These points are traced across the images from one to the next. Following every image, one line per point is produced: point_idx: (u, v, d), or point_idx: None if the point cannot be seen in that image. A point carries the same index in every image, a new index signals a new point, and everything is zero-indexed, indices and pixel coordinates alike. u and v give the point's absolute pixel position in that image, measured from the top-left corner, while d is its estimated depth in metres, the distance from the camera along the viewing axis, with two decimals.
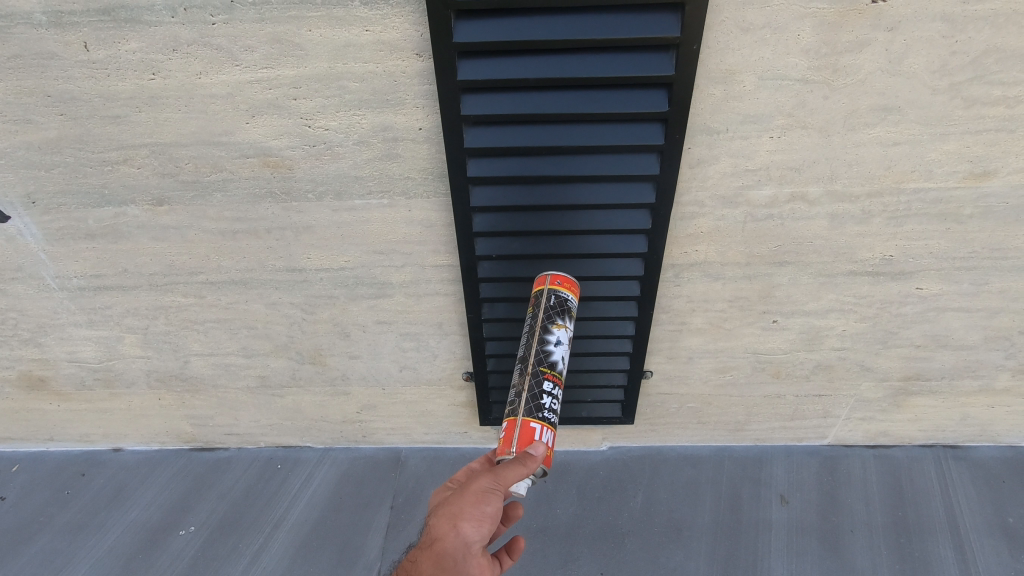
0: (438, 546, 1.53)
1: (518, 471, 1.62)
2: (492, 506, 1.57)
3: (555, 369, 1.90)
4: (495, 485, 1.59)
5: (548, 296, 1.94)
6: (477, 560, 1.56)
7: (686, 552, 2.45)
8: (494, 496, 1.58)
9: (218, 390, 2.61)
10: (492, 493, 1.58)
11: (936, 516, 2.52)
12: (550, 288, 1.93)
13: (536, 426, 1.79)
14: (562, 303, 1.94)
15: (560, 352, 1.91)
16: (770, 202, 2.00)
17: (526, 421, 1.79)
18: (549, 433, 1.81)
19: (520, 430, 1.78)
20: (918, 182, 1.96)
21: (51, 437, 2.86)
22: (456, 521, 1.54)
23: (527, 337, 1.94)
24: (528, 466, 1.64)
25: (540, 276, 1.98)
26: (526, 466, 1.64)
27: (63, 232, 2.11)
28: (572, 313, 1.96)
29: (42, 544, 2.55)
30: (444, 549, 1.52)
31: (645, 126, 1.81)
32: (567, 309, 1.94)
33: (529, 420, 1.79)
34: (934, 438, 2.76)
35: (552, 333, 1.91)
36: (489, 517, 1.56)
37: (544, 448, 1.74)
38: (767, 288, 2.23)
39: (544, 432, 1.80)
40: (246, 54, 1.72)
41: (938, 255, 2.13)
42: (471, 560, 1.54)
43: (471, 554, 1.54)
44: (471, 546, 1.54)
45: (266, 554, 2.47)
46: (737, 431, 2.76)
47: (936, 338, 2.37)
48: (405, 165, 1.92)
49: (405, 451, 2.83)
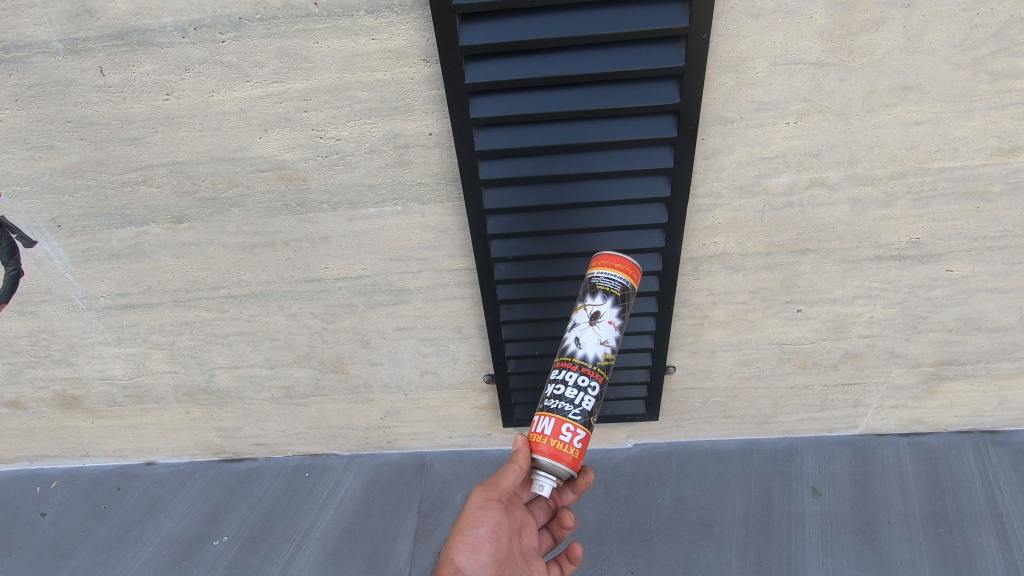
0: None
1: (509, 476, 1.67)
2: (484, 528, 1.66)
3: (565, 354, 1.83)
4: (484, 502, 1.67)
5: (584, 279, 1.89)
6: None
7: (717, 549, 2.41)
8: (487, 512, 1.67)
9: (245, 402, 2.65)
10: (483, 512, 1.67)
11: (977, 504, 2.44)
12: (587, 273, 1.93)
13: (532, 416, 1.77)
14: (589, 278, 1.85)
15: (574, 335, 1.83)
16: (789, 189, 1.96)
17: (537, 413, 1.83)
18: (548, 420, 1.72)
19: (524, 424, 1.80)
20: (943, 161, 1.90)
21: (87, 453, 2.93)
22: (451, 554, 1.65)
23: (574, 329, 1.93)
24: (515, 466, 1.67)
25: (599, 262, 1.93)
26: (517, 465, 1.68)
27: (89, 254, 2.16)
28: (605, 288, 1.80)
29: (83, 557, 2.61)
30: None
31: (657, 119, 1.78)
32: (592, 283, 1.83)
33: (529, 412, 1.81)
34: (971, 423, 2.68)
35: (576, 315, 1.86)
36: (483, 539, 1.66)
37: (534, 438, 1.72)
38: (790, 277, 2.19)
39: (542, 420, 1.73)
40: (256, 70, 1.74)
41: (967, 235, 2.07)
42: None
43: None
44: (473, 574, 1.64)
45: (297, 562, 2.50)
46: (765, 423, 2.71)
47: (969, 321, 2.30)
48: (417, 171, 1.92)
49: (430, 455, 2.84)
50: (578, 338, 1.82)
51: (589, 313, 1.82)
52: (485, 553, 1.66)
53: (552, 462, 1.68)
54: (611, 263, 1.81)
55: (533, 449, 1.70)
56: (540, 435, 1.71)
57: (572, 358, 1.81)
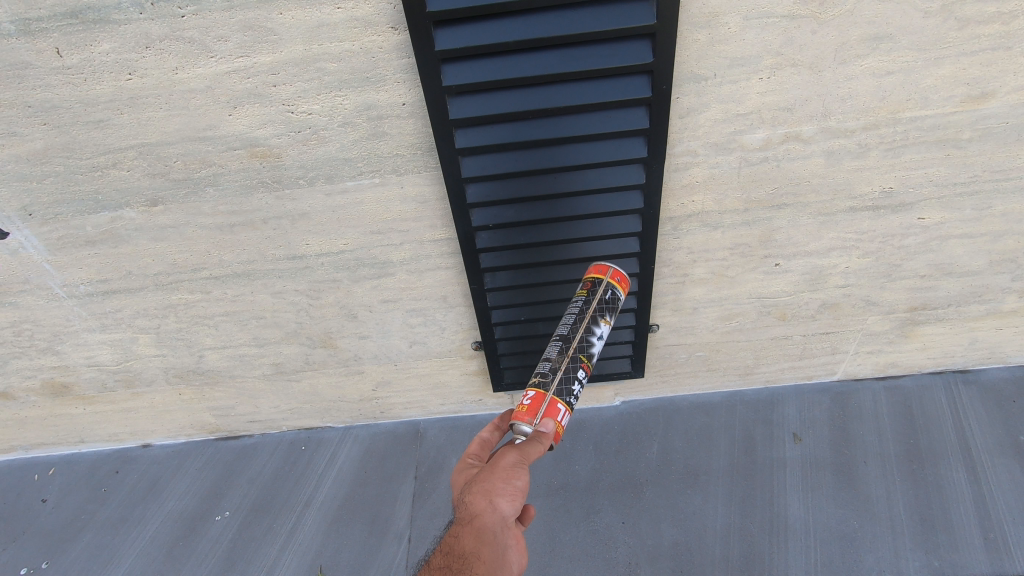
0: (477, 522, 1.53)
1: (540, 444, 1.66)
2: (522, 480, 1.59)
3: (591, 360, 1.93)
4: (521, 459, 1.61)
5: (604, 287, 1.99)
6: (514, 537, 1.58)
7: (704, 496, 2.51)
8: (522, 468, 1.60)
9: (236, 381, 2.67)
10: (520, 467, 1.60)
11: (948, 439, 2.56)
12: (608, 281, 1.99)
13: (562, 408, 1.76)
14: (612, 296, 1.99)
15: (599, 346, 1.96)
16: (764, 145, 1.97)
17: (555, 400, 1.76)
18: (568, 417, 1.80)
19: (544, 405, 1.74)
20: (915, 111, 1.92)
21: (82, 439, 2.96)
22: (490, 499, 1.54)
23: (574, 319, 1.96)
24: (546, 437, 1.68)
25: (603, 265, 2.04)
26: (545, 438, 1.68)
27: (64, 242, 2.13)
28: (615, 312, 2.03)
29: (87, 538, 2.66)
30: (485, 527, 1.52)
31: (631, 79, 1.77)
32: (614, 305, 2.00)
33: (558, 401, 1.76)
34: (943, 364, 2.79)
35: (601, 326, 1.96)
36: (520, 491, 1.58)
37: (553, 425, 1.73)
38: (767, 232, 2.22)
39: (565, 416, 1.77)
40: (220, 45, 1.69)
41: (938, 182, 2.11)
42: (512, 530, 1.58)
43: (508, 529, 1.56)
44: (508, 522, 1.55)
45: (300, 531, 2.57)
46: (747, 374, 2.80)
47: (941, 267, 2.37)
48: (393, 142, 1.90)
49: (423, 423, 2.90)
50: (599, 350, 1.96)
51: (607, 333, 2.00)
52: (520, 501, 1.58)
53: (554, 447, 1.76)
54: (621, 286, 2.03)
55: (554, 435, 1.72)
56: (560, 427, 1.74)
57: (591, 364, 1.94)
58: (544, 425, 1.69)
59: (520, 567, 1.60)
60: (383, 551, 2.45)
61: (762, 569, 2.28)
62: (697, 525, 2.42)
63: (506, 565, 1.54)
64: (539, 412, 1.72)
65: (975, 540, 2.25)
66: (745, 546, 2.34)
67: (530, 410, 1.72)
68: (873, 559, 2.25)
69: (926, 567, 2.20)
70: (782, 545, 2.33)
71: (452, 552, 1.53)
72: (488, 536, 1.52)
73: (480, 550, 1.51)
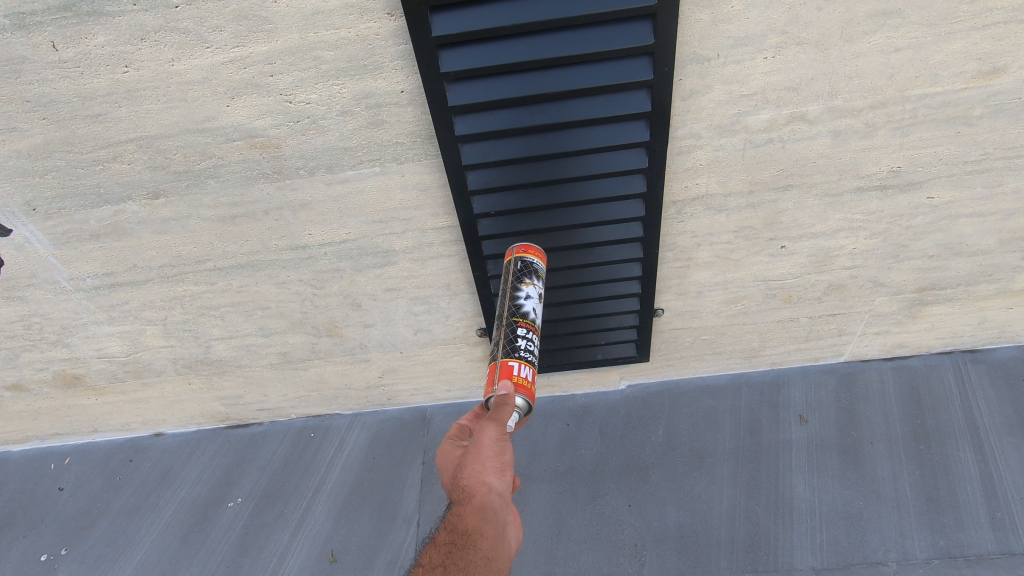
0: (476, 500, 1.50)
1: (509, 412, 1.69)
2: (508, 454, 1.59)
3: (525, 318, 1.94)
4: (502, 434, 1.63)
5: (512, 261, 2.04)
6: (511, 510, 1.57)
7: (710, 478, 2.52)
8: (506, 443, 1.61)
9: (244, 370, 2.69)
10: (503, 442, 1.61)
11: (955, 419, 2.55)
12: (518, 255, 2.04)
13: (514, 364, 1.81)
14: (521, 260, 2.03)
15: (530, 305, 1.97)
16: (769, 126, 1.94)
17: (504, 360, 1.82)
18: (529, 368, 1.82)
19: (498, 371, 1.81)
20: (924, 88, 1.87)
21: (95, 429, 3.01)
22: (485, 476, 1.53)
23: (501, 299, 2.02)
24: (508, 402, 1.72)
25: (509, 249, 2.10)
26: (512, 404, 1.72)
27: (69, 236, 2.14)
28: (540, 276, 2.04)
29: (104, 526, 2.71)
30: (484, 503, 1.50)
31: (632, 61, 1.74)
32: (527, 264, 2.03)
33: (506, 360, 1.82)
34: (952, 344, 2.77)
35: (522, 286, 1.99)
36: (509, 465, 1.58)
37: (513, 381, 1.78)
38: (773, 214, 2.20)
39: (523, 367, 1.81)
40: (215, 35, 1.68)
41: (948, 161, 2.07)
42: (507, 508, 1.56)
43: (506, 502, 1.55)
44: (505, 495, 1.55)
45: (310, 518, 2.61)
46: (753, 357, 2.79)
47: (949, 246, 2.34)
48: (392, 131, 1.89)
49: (430, 409, 2.93)
50: (535, 308, 1.97)
51: (535, 291, 2.00)
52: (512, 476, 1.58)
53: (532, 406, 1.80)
54: (536, 253, 2.07)
55: (517, 391, 1.76)
56: (522, 378, 1.79)
57: (532, 322, 1.94)
58: (498, 387, 1.74)
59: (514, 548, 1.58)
60: (392, 536, 2.49)
61: (767, 550, 2.29)
62: (703, 508, 2.43)
63: (505, 542, 1.52)
64: (494, 378, 1.80)
65: (981, 520, 2.24)
66: (750, 528, 2.36)
67: (489, 383, 1.80)
68: (879, 540, 2.25)
69: (932, 547, 2.21)
70: (788, 527, 2.34)
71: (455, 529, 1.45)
72: (489, 510, 1.50)
73: (484, 524, 1.48)
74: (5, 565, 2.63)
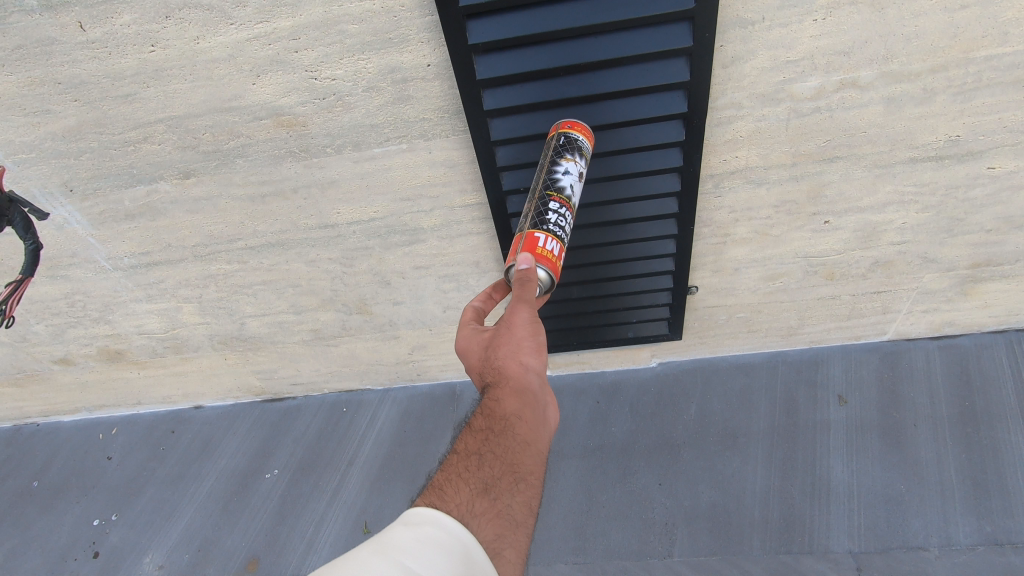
0: (513, 382, 1.38)
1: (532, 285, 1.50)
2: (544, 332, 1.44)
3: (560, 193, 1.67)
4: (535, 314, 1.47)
5: (553, 137, 1.75)
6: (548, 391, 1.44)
7: (743, 457, 2.48)
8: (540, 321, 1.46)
9: (277, 346, 2.74)
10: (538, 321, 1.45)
11: (1007, 401, 2.43)
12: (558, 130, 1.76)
13: (539, 235, 1.60)
14: (565, 138, 1.72)
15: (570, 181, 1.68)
16: (817, 94, 1.82)
17: (530, 232, 1.62)
18: (555, 242, 1.61)
19: (521, 242, 1.62)
20: (991, 48, 1.72)
21: (139, 401, 3.12)
22: (521, 358, 1.40)
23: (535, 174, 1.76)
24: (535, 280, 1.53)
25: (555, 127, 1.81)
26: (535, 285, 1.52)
27: (105, 216, 2.17)
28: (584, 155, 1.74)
29: (150, 493, 2.84)
30: (524, 388, 1.38)
31: (671, 28, 1.65)
32: (569, 146, 1.72)
33: (532, 232, 1.61)
34: (1006, 322, 2.62)
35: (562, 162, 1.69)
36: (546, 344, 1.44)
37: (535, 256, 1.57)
38: (817, 187, 2.09)
39: (548, 241, 1.60)
40: (239, 11, 1.64)
41: (1013, 128, 1.92)
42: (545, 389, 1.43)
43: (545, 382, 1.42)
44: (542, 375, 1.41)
45: (345, 490, 2.68)
46: (790, 335, 2.71)
47: (1009, 219, 2.20)
48: (419, 106, 1.84)
49: (459, 384, 2.96)
50: (574, 184, 1.68)
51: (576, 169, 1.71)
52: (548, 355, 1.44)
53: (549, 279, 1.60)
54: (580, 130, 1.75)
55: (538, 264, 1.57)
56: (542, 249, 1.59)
57: (564, 196, 1.67)
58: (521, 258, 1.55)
59: (552, 423, 1.45)
60: None
61: (802, 532, 2.24)
62: (735, 488, 2.40)
63: (543, 423, 1.39)
64: (518, 248, 1.60)
65: None
66: (785, 509, 2.31)
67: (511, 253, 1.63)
68: (920, 524, 2.18)
69: (977, 533, 2.13)
70: (824, 509, 2.29)
71: (495, 414, 1.34)
72: (525, 393, 1.37)
73: (519, 406, 1.35)
74: (62, 529, 2.78)
